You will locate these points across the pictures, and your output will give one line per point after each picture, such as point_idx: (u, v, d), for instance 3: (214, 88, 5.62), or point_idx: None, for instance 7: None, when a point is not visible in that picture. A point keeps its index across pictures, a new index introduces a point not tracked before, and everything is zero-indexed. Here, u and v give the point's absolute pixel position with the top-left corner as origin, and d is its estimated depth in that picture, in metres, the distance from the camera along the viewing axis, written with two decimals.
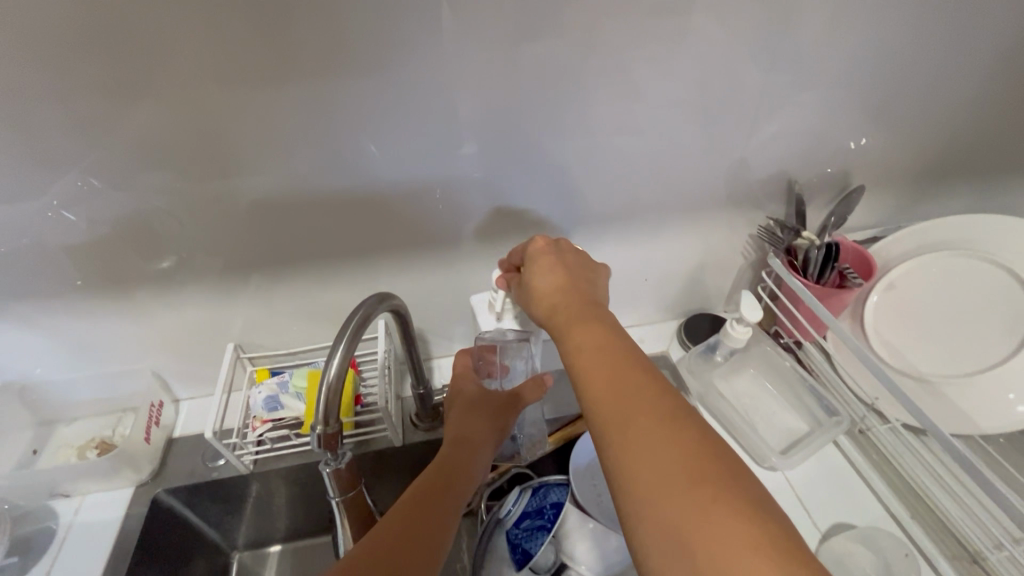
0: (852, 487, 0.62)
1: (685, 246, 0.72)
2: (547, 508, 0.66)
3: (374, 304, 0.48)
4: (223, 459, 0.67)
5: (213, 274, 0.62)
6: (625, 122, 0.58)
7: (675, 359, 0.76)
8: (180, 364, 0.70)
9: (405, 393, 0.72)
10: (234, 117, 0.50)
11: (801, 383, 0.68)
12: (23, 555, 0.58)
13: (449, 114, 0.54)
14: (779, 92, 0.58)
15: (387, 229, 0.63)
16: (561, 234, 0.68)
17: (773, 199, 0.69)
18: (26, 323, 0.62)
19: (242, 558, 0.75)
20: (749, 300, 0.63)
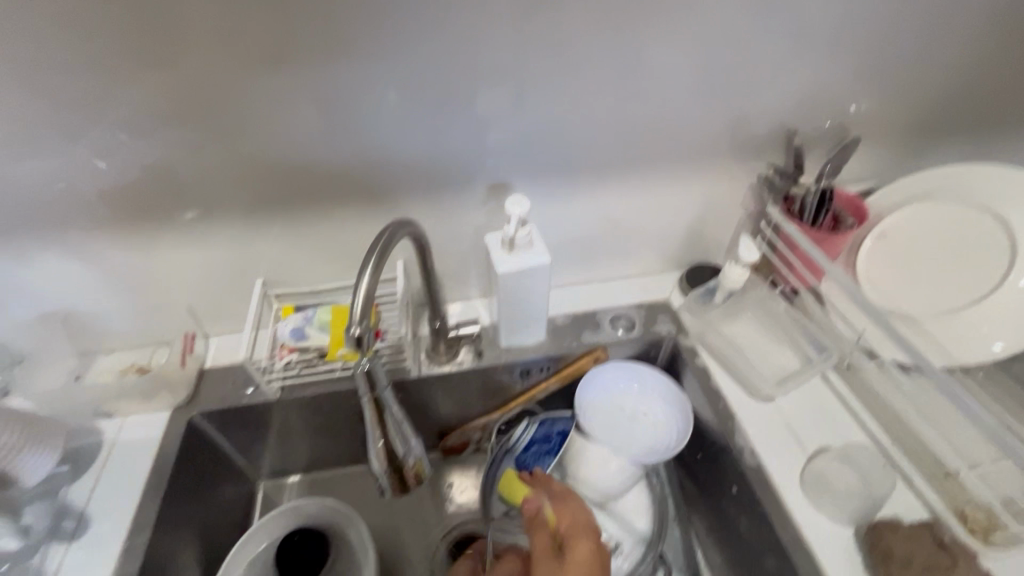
0: (839, 417, 0.65)
1: (688, 196, 0.76)
2: (554, 435, 0.72)
3: (395, 229, 0.50)
4: (252, 387, 0.71)
5: (242, 212, 0.66)
6: (632, 66, 0.61)
7: (676, 304, 0.80)
8: (210, 300, 0.74)
9: (421, 332, 0.77)
10: (267, 52, 0.54)
11: (794, 324, 0.72)
12: (73, 465, 0.63)
13: (466, 53, 0.57)
14: (779, 41, 0.61)
15: (406, 173, 0.66)
16: (571, 181, 0.71)
17: (773, 149, 0.72)
18: (70, 255, 0.66)
19: (266, 486, 0.80)
20: (745, 240, 0.69)
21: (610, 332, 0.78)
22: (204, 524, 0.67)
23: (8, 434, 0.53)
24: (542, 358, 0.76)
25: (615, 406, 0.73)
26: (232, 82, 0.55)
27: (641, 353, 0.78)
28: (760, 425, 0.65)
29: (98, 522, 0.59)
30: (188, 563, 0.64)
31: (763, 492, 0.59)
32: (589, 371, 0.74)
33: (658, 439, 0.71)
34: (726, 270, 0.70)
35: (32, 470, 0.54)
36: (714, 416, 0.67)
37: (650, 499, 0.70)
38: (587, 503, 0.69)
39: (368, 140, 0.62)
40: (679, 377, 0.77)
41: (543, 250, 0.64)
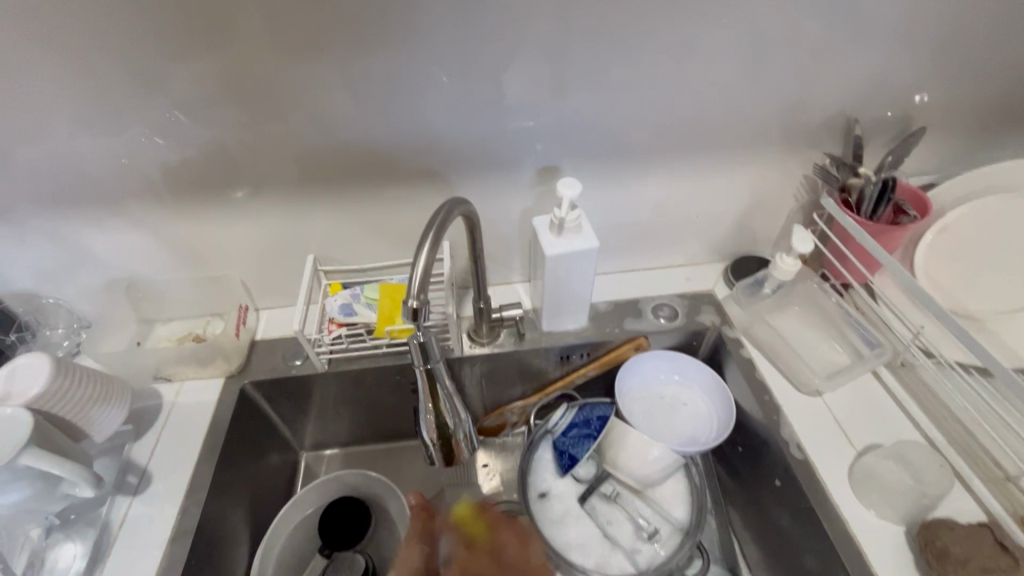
0: (892, 416, 0.63)
1: (739, 185, 0.74)
2: (594, 420, 0.71)
3: (450, 208, 0.50)
4: (300, 359, 0.74)
5: (297, 189, 0.68)
6: (691, 51, 0.60)
7: (720, 296, 0.79)
8: (262, 274, 0.77)
9: (465, 313, 0.78)
10: (330, 33, 0.55)
11: (846, 320, 0.70)
12: (136, 426, 0.67)
13: (525, 37, 0.57)
14: (845, 26, 0.60)
15: (457, 155, 0.67)
16: (620, 166, 0.71)
17: (831, 138, 0.70)
18: (134, 225, 0.69)
19: (307, 457, 0.83)
20: (800, 232, 0.66)
21: (652, 321, 0.77)
22: (253, 489, 0.70)
23: (84, 387, 0.56)
24: (584, 343, 0.76)
25: (656, 393, 0.74)
26: (296, 61, 0.56)
27: (683, 343, 0.78)
28: (807, 420, 0.64)
29: (159, 480, 0.62)
30: (239, 526, 0.67)
31: (809, 488, 0.58)
32: (630, 360, 0.74)
33: (698, 430, 0.71)
34: (777, 259, 0.68)
35: (102, 424, 0.57)
36: (759, 409, 0.67)
37: (687, 487, 0.70)
38: (623, 487, 0.70)
39: (422, 121, 0.63)
40: (721, 368, 0.76)
41: (592, 235, 0.64)
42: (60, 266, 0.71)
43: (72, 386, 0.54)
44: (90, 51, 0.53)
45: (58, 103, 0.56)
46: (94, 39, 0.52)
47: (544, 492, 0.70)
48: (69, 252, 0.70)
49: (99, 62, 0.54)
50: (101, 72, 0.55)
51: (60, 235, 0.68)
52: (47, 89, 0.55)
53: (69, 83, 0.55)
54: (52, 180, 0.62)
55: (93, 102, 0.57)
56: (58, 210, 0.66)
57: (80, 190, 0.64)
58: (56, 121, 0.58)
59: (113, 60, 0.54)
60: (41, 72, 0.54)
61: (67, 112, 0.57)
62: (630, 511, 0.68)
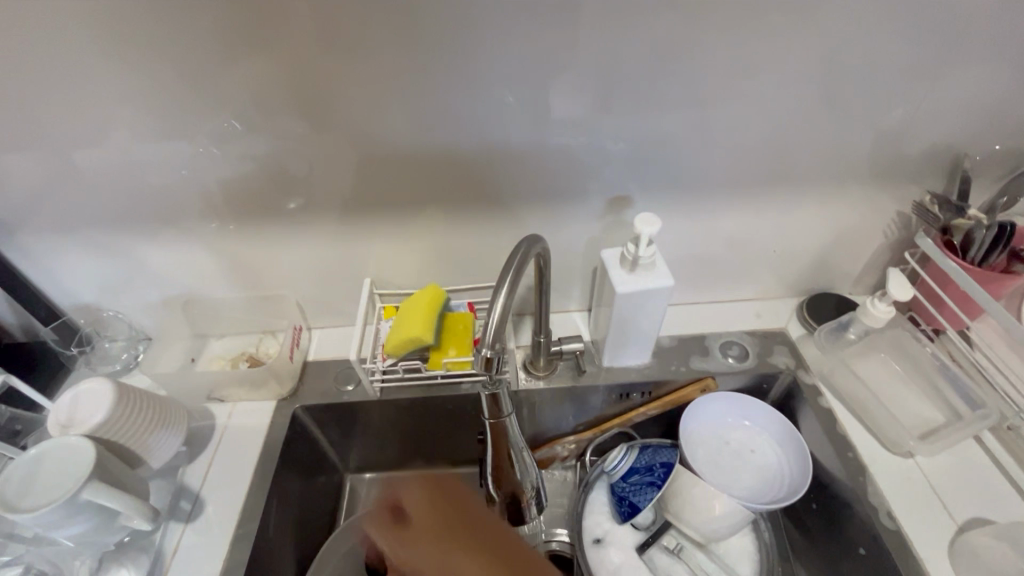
0: (998, 486, 0.58)
1: (822, 220, 0.69)
2: (658, 466, 0.66)
3: (526, 248, 0.47)
4: (352, 384, 0.72)
5: (357, 212, 0.66)
6: (782, 82, 0.55)
7: (794, 336, 0.74)
8: (316, 294, 0.76)
9: (521, 342, 0.75)
10: (402, 61, 0.52)
11: (941, 373, 0.65)
12: (190, 447, 0.66)
13: (604, 64, 0.54)
14: (961, 55, 0.54)
15: (523, 181, 0.64)
16: (694, 198, 0.66)
17: (931, 174, 0.64)
18: (193, 242, 0.68)
19: (351, 480, 0.81)
20: (898, 277, 0.61)
21: (720, 360, 0.72)
22: (301, 516, 0.69)
23: (143, 413, 0.55)
24: (646, 381, 0.72)
25: (721, 438, 0.70)
26: (366, 84, 0.54)
27: (753, 385, 0.73)
28: (898, 484, 0.59)
29: (212, 504, 0.62)
30: (287, 555, 0.65)
31: (902, 564, 0.53)
32: (695, 402, 0.70)
33: (768, 482, 0.66)
34: (868, 305, 0.64)
35: (158, 450, 0.56)
36: (841, 467, 0.61)
37: (755, 543, 0.66)
38: (687, 540, 0.66)
39: (491, 148, 0.60)
40: (794, 415, 0.71)
41: (666, 273, 0.60)
42: (121, 280, 0.72)
43: (130, 413, 0.54)
44: (162, 75, 0.52)
45: (128, 125, 0.56)
46: (165, 62, 0.51)
47: (600, 538, 0.66)
48: (130, 268, 0.70)
49: (169, 85, 0.53)
50: (170, 97, 0.54)
51: (123, 251, 0.68)
52: (117, 111, 0.54)
53: (139, 105, 0.54)
54: (118, 198, 0.62)
55: (161, 124, 0.56)
56: (120, 227, 0.66)
57: (144, 208, 0.64)
58: (125, 143, 0.57)
59: (183, 83, 0.53)
60: (113, 95, 0.53)
61: (136, 134, 0.57)
62: (693, 566, 0.64)
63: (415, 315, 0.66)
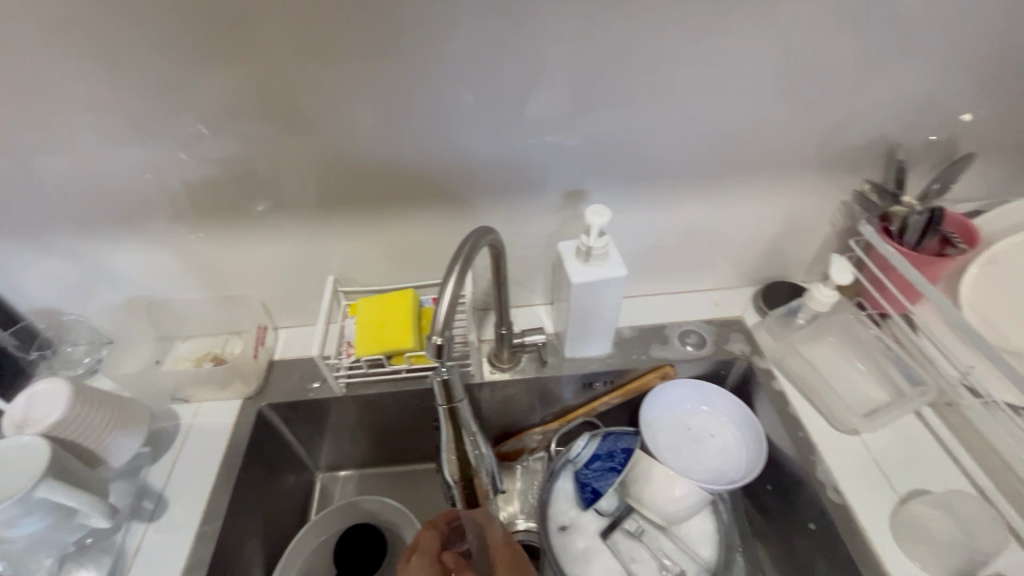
0: (938, 459, 0.61)
1: (770, 211, 0.72)
2: (618, 452, 0.70)
3: (476, 239, 0.49)
4: (319, 381, 0.73)
5: (319, 212, 0.67)
6: (721, 82, 0.58)
7: (750, 323, 0.77)
8: (281, 294, 0.76)
9: (485, 336, 0.77)
10: (352, 63, 0.54)
11: (885, 354, 0.68)
12: (153, 448, 0.66)
13: (549, 64, 0.55)
14: (890, 51, 0.57)
15: (481, 177, 0.65)
16: (649, 191, 0.68)
17: (870, 165, 0.67)
18: (153, 245, 0.68)
19: (323, 478, 0.81)
20: (838, 262, 0.65)
21: (679, 348, 0.75)
22: (269, 513, 0.69)
23: (101, 413, 0.56)
24: (608, 371, 0.74)
25: (682, 423, 0.72)
26: (319, 81, 0.55)
27: (711, 371, 0.75)
28: (844, 460, 0.61)
29: (175, 504, 0.62)
30: (254, 552, 0.66)
31: (847, 536, 0.56)
32: (656, 388, 0.72)
33: (727, 464, 0.68)
34: (814, 290, 0.67)
35: (118, 451, 0.57)
36: (793, 447, 0.64)
37: (715, 524, 0.67)
38: (648, 523, 0.67)
39: (447, 147, 0.61)
40: (751, 399, 0.73)
41: (620, 263, 0.62)
42: (81, 284, 0.72)
43: (87, 414, 0.54)
44: (112, 78, 0.53)
45: (81, 128, 0.56)
46: (118, 65, 0.52)
47: (565, 525, 0.67)
48: (90, 271, 0.70)
49: (122, 88, 0.53)
50: (123, 101, 0.54)
51: (82, 255, 0.68)
52: (70, 114, 0.55)
53: (92, 109, 0.54)
54: (75, 202, 0.62)
55: (115, 127, 0.56)
56: (79, 230, 0.66)
57: (103, 211, 0.64)
58: (78, 148, 0.57)
59: (136, 85, 0.53)
60: (64, 98, 0.53)
61: (91, 137, 0.57)
62: (655, 549, 0.65)
63: (366, 327, 0.68)
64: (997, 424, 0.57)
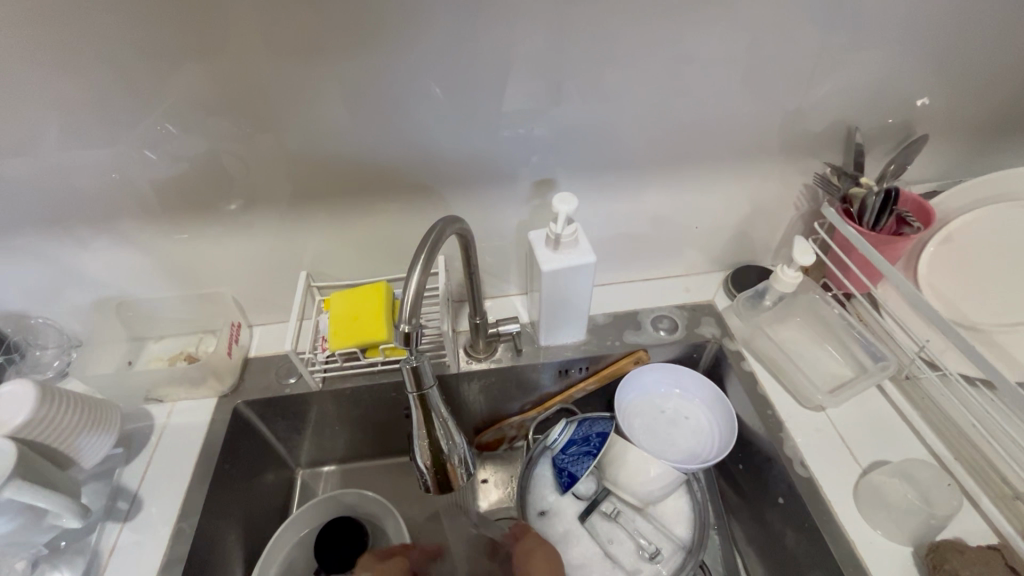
0: (898, 430, 0.63)
1: (736, 196, 0.73)
2: (593, 436, 0.69)
3: (442, 228, 0.50)
4: (295, 377, 0.73)
5: (289, 207, 0.67)
6: (682, 71, 0.59)
7: (720, 307, 0.79)
8: (255, 291, 0.76)
9: (461, 327, 0.77)
10: (314, 58, 0.53)
11: (849, 332, 0.70)
12: (126, 448, 0.66)
13: (513, 56, 0.56)
14: (847, 38, 0.58)
15: (452, 170, 0.66)
16: (618, 179, 0.70)
17: (830, 149, 0.69)
18: (121, 245, 0.68)
19: (304, 474, 0.81)
20: (800, 244, 0.67)
21: (652, 333, 0.76)
22: (248, 510, 0.69)
23: (71, 414, 0.56)
24: (583, 357, 0.75)
25: (656, 407, 0.73)
26: (285, 77, 0.54)
27: (684, 355, 0.77)
28: (811, 436, 0.64)
29: (151, 504, 0.61)
30: (234, 550, 0.66)
31: (813, 509, 0.58)
32: (630, 373, 0.73)
33: (701, 445, 0.70)
34: (779, 271, 0.69)
35: (88, 451, 0.57)
36: (762, 425, 0.66)
37: (689, 503, 0.68)
38: (624, 504, 0.68)
39: (415, 140, 0.62)
40: (722, 380, 0.75)
41: (589, 250, 0.63)
42: (47, 286, 0.70)
43: (56, 414, 0.54)
44: (69, 78, 0.52)
45: (43, 128, 0.55)
46: (77, 65, 0.51)
47: (544, 511, 0.69)
48: (57, 273, 0.69)
49: (83, 88, 0.53)
50: (82, 101, 0.54)
51: (48, 258, 0.67)
52: (30, 115, 0.54)
53: (53, 109, 0.54)
54: (39, 203, 0.61)
55: (74, 127, 0.55)
56: (45, 232, 0.65)
57: (67, 212, 0.63)
58: (37, 149, 0.57)
59: (98, 84, 0.53)
60: (18, 99, 0.52)
61: (53, 138, 0.56)
62: (631, 529, 0.66)
63: (340, 322, 0.68)
64: (952, 395, 0.59)
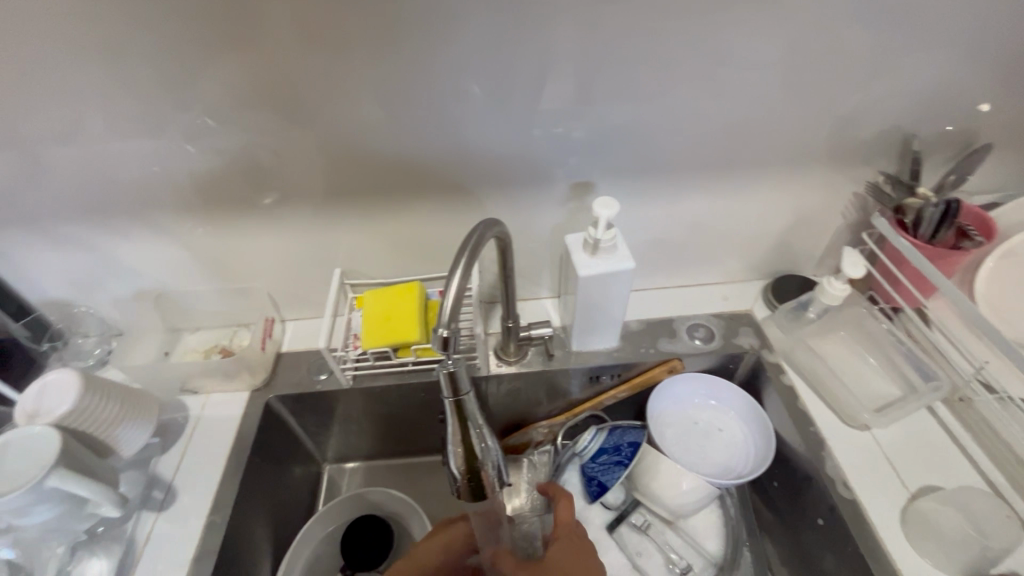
0: (948, 454, 0.61)
1: (781, 203, 0.71)
2: (624, 446, 0.68)
3: (483, 231, 0.49)
4: (325, 374, 0.73)
5: (324, 204, 0.67)
6: (730, 73, 0.57)
7: (759, 317, 0.76)
8: (289, 286, 0.77)
9: (492, 329, 0.77)
10: (354, 56, 0.53)
11: (897, 349, 0.67)
12: (162, 438, 0.67)
13: (556, 56, 0.55)
14: (907, 41, 0.55)
15: (489, 170, 0.65)
16: (657, 183, 0.68)
17: (884, 156, 0.66)
18: (161, 237, 0.69)
19: (330, 469, 0.82)
20: (850, 256, 0.64)
21: (687, 342, 0.74)
22: (276, 505, 0.69)
23: (111, 405, 0.56)
24: (615, 364, 0.73)
25: (689, 418, 0.71)
26: (327, 75, 0.54)
27: (720, 366, 0.75)
28: (854, 456, 0.61)
29: (184, 494, 0.62)
30: (261, 543, 0.66)
31: (856, 532, 0.56)
32: (663, 382, 0.71)
33: (735, 458, 0.67)
34: (826, 284, 0.66)
35: (127, 442, 0.58)
36: (802, 443, 0.64)
37: (721, 518, 0.67)
38: (654, 517, 0.67)
39: (454, 139, 0.61)
40: (759, 393, 0.73)
41: (627, 255, 0.61)
42: (91, 276, 0.72)
43: (98, 405, 0.55)
44: (117, 74, 0.53)
45: (90, 122, 0.56)
46: (126, 60, 0.52)
47: None
48: (100, 264, 0.71)
49: (130, 81, 0.53)
50: (129, 96, 0.54)
51: (92, 248, 0.69)
52: (78, 107, 0.55)
53: (100, 102, 0.55)
54: (84, 194, 0.63)
55: (122, 122, 0.56)
56: (88, 222, 0.66)
57: (110, 203, 0.64)
58: (84, 142, 0.58)
59: (144, 79, 0.53)
60: (70, 94, 0.54)
61: (99, 130, 0.57)
62: (661, 543, 0.65)
63: (373, 321, 0.68)
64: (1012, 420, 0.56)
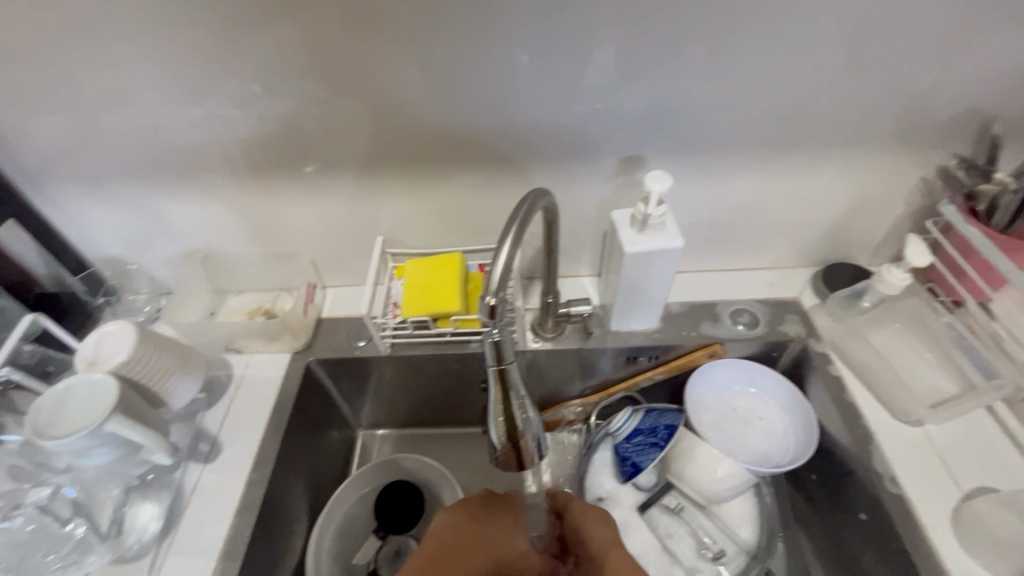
0: (1006, 455, 0.58)
1: (840, 186, 0.67)
2: (661, 428, 0.66)
3: (532, 202, 0.48)
4: (364, 340, 0.74)
5: (368, 172, 0.67)
6: (797, 44, 0.53)
7: (806, 305, 0.74)
8: (331, 253, 0.77)
9: (530, 304, 0.76)
10: (405, 20, 0.52)
11: (956, 344, 0.64)
12: (208, 394, 0.69)
13: (612, 24, 0.52)
14: (998, 13, 0.51)
15: (536, 142, 0.63)
16: (710, 161, 0.65)
17: (958, 140, 0.62)
18: (209, 199, 0.70)
19: (364, 435, 0.83)
20: (913, 243, 0.61)
21: (730, 327, 0.72)
22: (314, 465, 0.71)
23: (163, 358, 0.59)
24: (654, 346, 0.72)
25: (727, 404, 0.70)
26: (377, 39, 0.53)
27: (762, 353, 0.73)
28: (903, 452, 0.59)
29: (228, 449, 0.65)
30: (300, 502, 0.68)
31: (903, 530, 0.54)
32: (702, 366, 0.70)
33: (774, 447, 0.66)
34: (885, 272, 0.63)
35: (177, 394, 0.60)
36: (848, 435, 0.62)
37: (757, 507, 0.66)
38: (687, 500, 0.66)
39: (501, 109, 0.60)
40: (803, 382, 0.71)
41: (676, 234, 0.60)
42: (142, 234, 0.74)
43: (150, 358, 0.57)
44: (170, 32, 0.53)
45: (145, 83, 0.57)
46: (179, 19, 0.52)
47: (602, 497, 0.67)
48: (151, 223, 0.73)
49: (184, 41, 0.53)
50: (181, 56, 0.55)
51: (143, 207, 0.71)
52: (134, 66, 0.55)
53: (155, 61, 0.55)
54: (138, 154, 0.64)
55: (175, 83, 0.57)
56: (141, 181, 0.67)
57: (163, 164, 0.65)
58: (138, 102, 0.58)
59: (197, 39, 0.53)
60: (125, 52, 0.54)
61: (155, 90, 0.57)
62: (693, 526, 0.64)
63: (413, 290, 0.68)
64: None
